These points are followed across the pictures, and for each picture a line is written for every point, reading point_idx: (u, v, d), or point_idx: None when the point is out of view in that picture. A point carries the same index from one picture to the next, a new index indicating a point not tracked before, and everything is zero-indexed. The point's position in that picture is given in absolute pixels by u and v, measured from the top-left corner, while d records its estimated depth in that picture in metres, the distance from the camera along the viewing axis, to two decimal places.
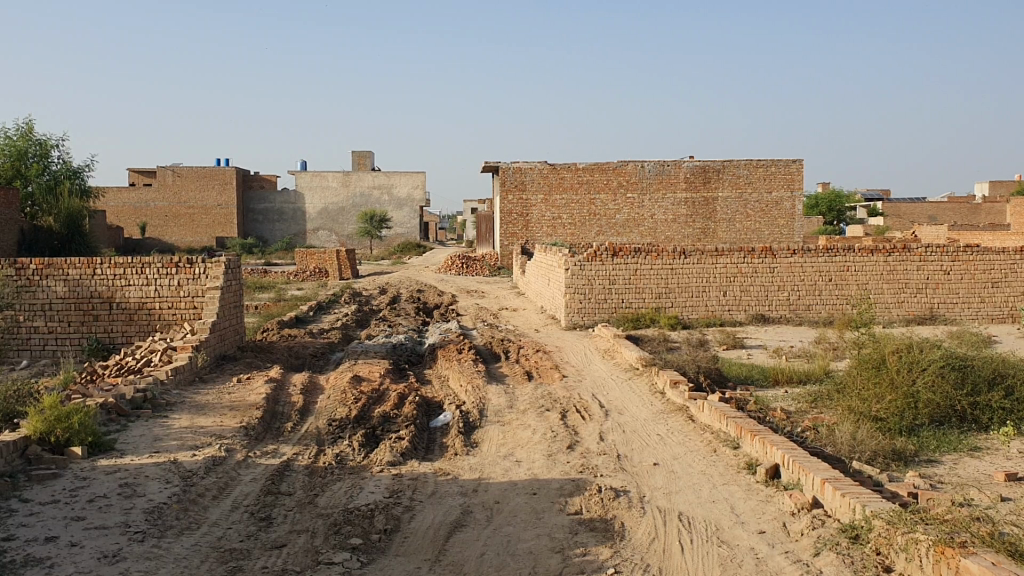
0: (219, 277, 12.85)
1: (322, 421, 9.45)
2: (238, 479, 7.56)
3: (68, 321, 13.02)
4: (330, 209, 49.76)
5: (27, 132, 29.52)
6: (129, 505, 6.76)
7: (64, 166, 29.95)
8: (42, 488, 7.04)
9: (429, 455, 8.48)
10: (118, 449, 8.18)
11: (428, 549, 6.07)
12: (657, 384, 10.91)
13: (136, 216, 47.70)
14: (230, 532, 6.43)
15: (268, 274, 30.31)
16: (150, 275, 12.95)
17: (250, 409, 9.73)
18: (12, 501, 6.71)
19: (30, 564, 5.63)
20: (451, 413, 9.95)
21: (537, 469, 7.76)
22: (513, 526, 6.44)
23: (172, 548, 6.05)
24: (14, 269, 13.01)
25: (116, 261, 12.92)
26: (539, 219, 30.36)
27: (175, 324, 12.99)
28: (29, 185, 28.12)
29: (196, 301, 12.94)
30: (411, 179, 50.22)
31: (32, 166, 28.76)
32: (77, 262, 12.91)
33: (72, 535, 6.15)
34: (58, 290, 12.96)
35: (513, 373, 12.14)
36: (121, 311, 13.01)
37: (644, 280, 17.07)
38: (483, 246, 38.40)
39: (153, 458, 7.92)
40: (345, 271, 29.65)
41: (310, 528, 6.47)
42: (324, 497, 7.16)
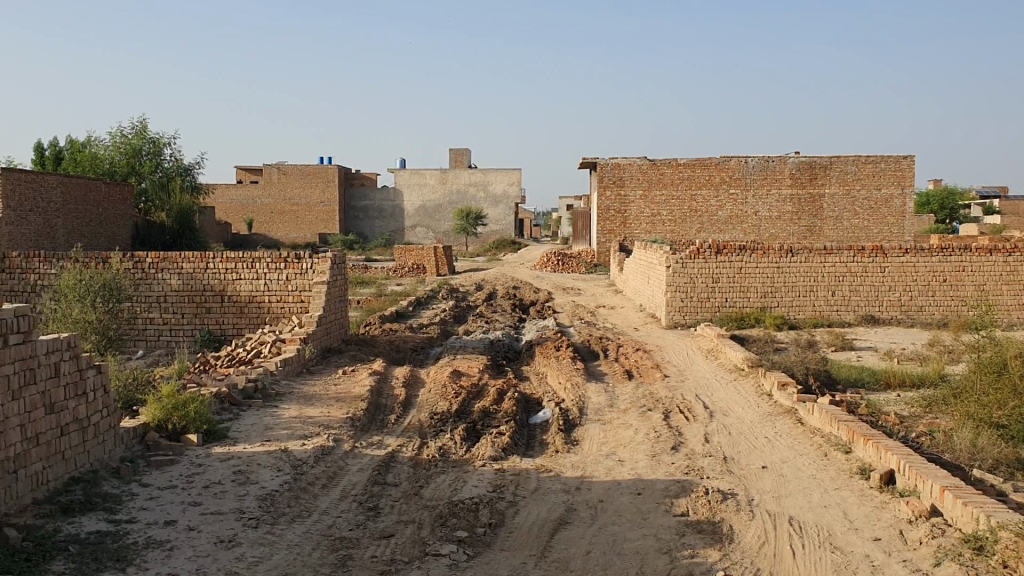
0: (325, 272, 13.16)
1: (424, 414, 9.57)
2: (346, 469, 7.73)
3: (182, 312, 13.49)
4: (428, 207, 50.46)
5: (142, 131, 30.70)
6: (243, 491, 6.99)
7: (175, 163, 31.02)
8: (160, 474, 7.40)
9: (530, 452, 8.47)
10: (230, 437, 8.46)
11: (534, 544, 6.08)
12: (763, 385, 10.69)
13: (243, 212, 49.23)
14: (340, 520, 6.56)
15: (368, 269, 30.88)
16: (259, 270, 13.35)
17: (354, 401, 9.93)
18: (133, 486, 7.11)
19: (152, 547, 5.91)
20: (551, 410, 9.92)
21: (641, 469, 7.68)
22: (618, 525, 6.39)
23: (285, 535, 6.23)
24: (130, 262, 13.52)
25: (227, 255, 13.34)
26: (638, 216, 30.11)
27: (283, 317, 13.35)
28: (143, 182, 29.24)
29: (304, 295, 13.30)
30: (509, 176, 50.51)
31: (146, 163, 29.90)
32: (191, 256, 13.37)
33: (191, 520, 6.41)
34: (173, 283, 13.44)
35: (613, 372, 12.07)
36: (232, 303, 13.41)
37: (749, 279, 16.74)
38: (579, 243, 38.35)
39: (265, 446, 8.16)
40: (442, 267, 30.07)
41: (416, 519, 6.56)
42: (429, 489, 7.24)
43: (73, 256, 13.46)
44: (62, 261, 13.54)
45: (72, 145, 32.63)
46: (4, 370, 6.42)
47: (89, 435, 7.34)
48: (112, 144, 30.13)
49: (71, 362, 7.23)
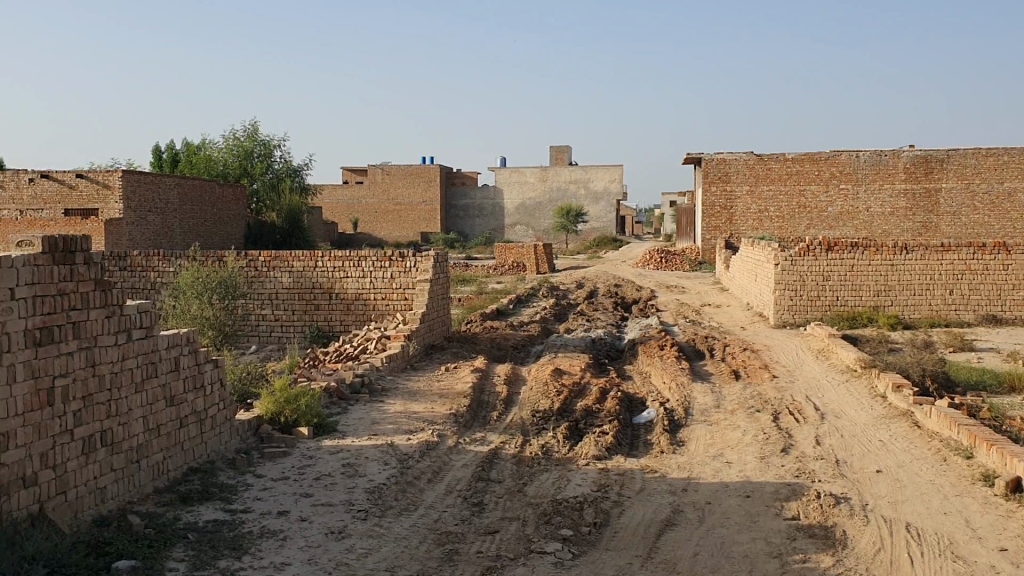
0: (429, 270, 13.35)
1: (527, 412, 9.60)
2: (451, 464, 7.81)
3: (292, 309, 13.87)
4: (528, 205, 50.63)
5: (254, 134, 31.69)
6: (352, 484, 7.14)
7: (285, 165, 31.90)
8: (273, 466, 7.63)
9: (635, 452, 8.39)
10: (339, 431, 8.66)
11: (639, 545, 6.02)
12: (877, 387, 10.34)
13: (348, 212, 50.35)
14: (446, 515, 6.63)
15: (470, 267, 31.18)
16: (366, 268, 13.60)
17: (458, 397, 10.03)
18: (248, 476, 7.36)
19: (266, 536, 6.09)
20: (655, 410, 9.81)
21: (749, 472, 7.53)
22: (726, 528, 6.27)
23: (393, 527, 6.34)
24: (244, 261, 13.96)
25: (335, 254, 13.64)
26: (744, 213, 29.53)
27: (388, 314, 13.60)
28: (254, 184, 30.20)
29: (408, 293, 13.51)
30: (610, 173, 50.16)
31: (257, 165, 30.87)
32: (301, 255, 13.73)
33: (302, 510, 6.59)
34: (284, 281, 13.83)
35: (719, 372, 11.86)
36: (340, 301, 13.71)
37: (861, 277, 16.23)
38: (682, 240, 37.88)
39: (372, 441, 8.31)
40: (543, 266, 30.12)
41: (521, 516, 6.58)
42: (532, 486, 7.26)
43: (190, 254, 13.98)
44: (180, 259, 14.10)
45: (188, 148, 33.94)
46: (128, 364, 6.71)
47: (206, 427, 7.64)
48: (226, 147, 31.20)
49: (190, 357, 7.51)
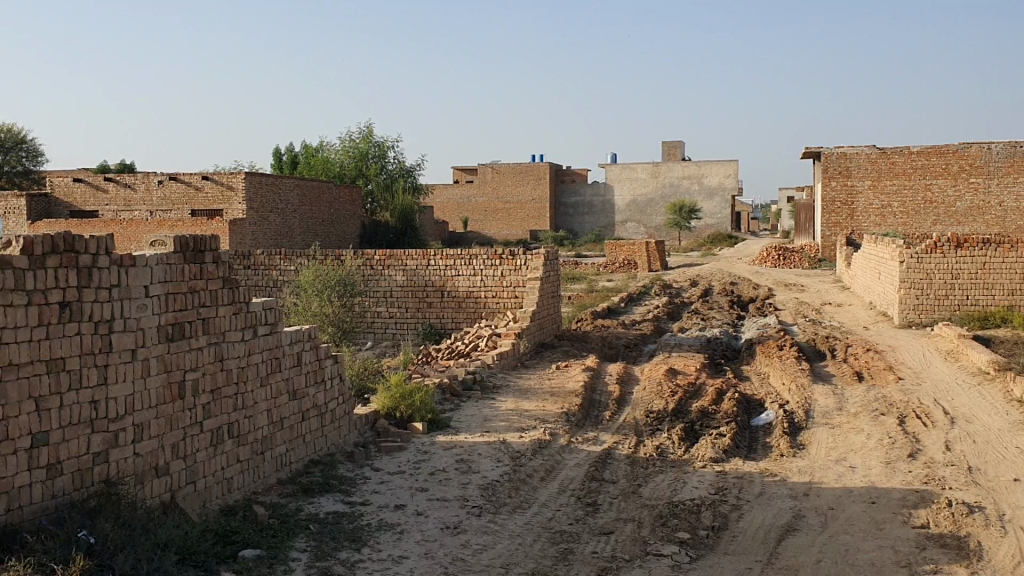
0: (539, 268, 13.40)
1: (640, 412, 9.50)
2: (564, 463, 7.79)
3: (405, 307, 14.12)
4: (640, 202, 50.17)
5: (369, 135, 32.38)
6: (466, 480, 7.21)
7: (399, 166, 32.47)
8: (390, 459, 7.78)
9: (752, 455, 8.21)
10: (452, 426, 8.77)
11: (759, 550, 5.87)
12: (1014, 391, 9.81)
13: (459, 211, 50.94)
14: (560, 514, 6.62)
15: (580, 265, 31.10)
16: (477, 266, 13.71)
17: (570, 396, 10.01)
18: (366, 470, 7.52)
19: (383, 529, 6.21)
20: (773, 412, 9.57)
21: (875, 477, 7.26)
22: (851, 535, 6.06)
23: (507, 524, 6.36)
24: (360, 260, 14.28)
25: (447, 253, 13.80)
26: (866, 208, 28.52)
27: (499, 312, 13.69)
28: (369, 184, 30.94)
29: (518, 291, 13.57)
30: (724, 168, 49.01)
31: (372, 166, 31.53)
32: (414, 254, 13.95)
33: (418, 505, 6.69)
34: (398, 279, 14.09)
35: (840, 373, 11.48)
36: (452, 298, 13.87)
37: (994, 275, 15.46)
38: (800, 237, 36.87)
39: (485, 437, 8.37)
40: (655, 263, 29.78)
41: (636, 517, 6.51)
42: (647, 488, 7.17)
43: (309, 252, 14.39)
44: (300, 258, 14.54)
45: (307, 150, 34.94)
46: (253, 359, 6.94)
47: (327, 420, 7.86)
48: (342, 149, 32.00)
49: (311, 352, 7.72)
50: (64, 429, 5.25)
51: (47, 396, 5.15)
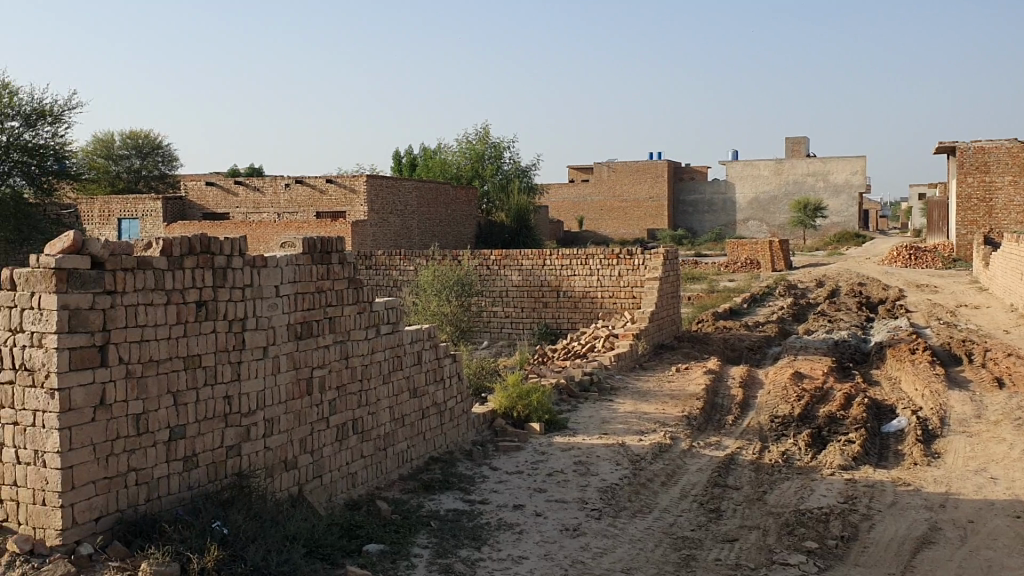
0: (658, 268, 13.22)
1: (764, 417, 9.27)
2: (685, 468, 7.66)
3: (521, 307, 14.17)
4: (762, 200, 48.98)
5: (485, 137, 32.74)
6: (585, 482, 7.17)
7: (515, 166, 32.68)
8: (508, 459, 7.82)
9: (884, 463, 7.88)
10: (570, 428, 8.74)
11: (893, 563, 5.63)
12: None
13: (575, 210, 50.87)
14: (681, 520, 6.50)
15: (699, 265, 30.61)
16: (594, 266, 13.64)
17: (691, 399, 9.85)
18: (485, 468, 7.57)
19: (503, 529, 6.24)
20: (906, 419, 9.16)
21: (1019, 490, 6.86)
22: (993, 550, 5.74)
23: (627, 528, 6.29)
24: (477, 260, 14.41)
25: (563, 252, 13.78)
26: (1005, 205, 27.06)
27: (615, 313, 13.60)
28: (485, 185, 31.30)
29: (636, 291, 13.45)
30: (851, 164, 47.34)
31: (489, 166, 31.85)
32: (530, 254, 13.99)
33: (537, 505, 6.69)
34: (514, 278, 14.16)
35: (979, 379, 10.91)
36: (568, 298, 13.85)
37: None
38: (932, 235, 35.28)
39: (603, 439, 8.32)
40: (779, 263, 29.03)
41: (761, 525, 6.34)
42: (772, 495, 6.97)
43: (428, 252, 14.63)
44: (418, 258, 14.82)
45: (425, 152, 35.60)
46: (376, 358, 7.08)
47: (446, 419, 7.97)
48: (459, 150, 32.45)
49: (431, 351, 7.82)
50: (199, 423, 5.46)
51: (185, 390, 5.37)
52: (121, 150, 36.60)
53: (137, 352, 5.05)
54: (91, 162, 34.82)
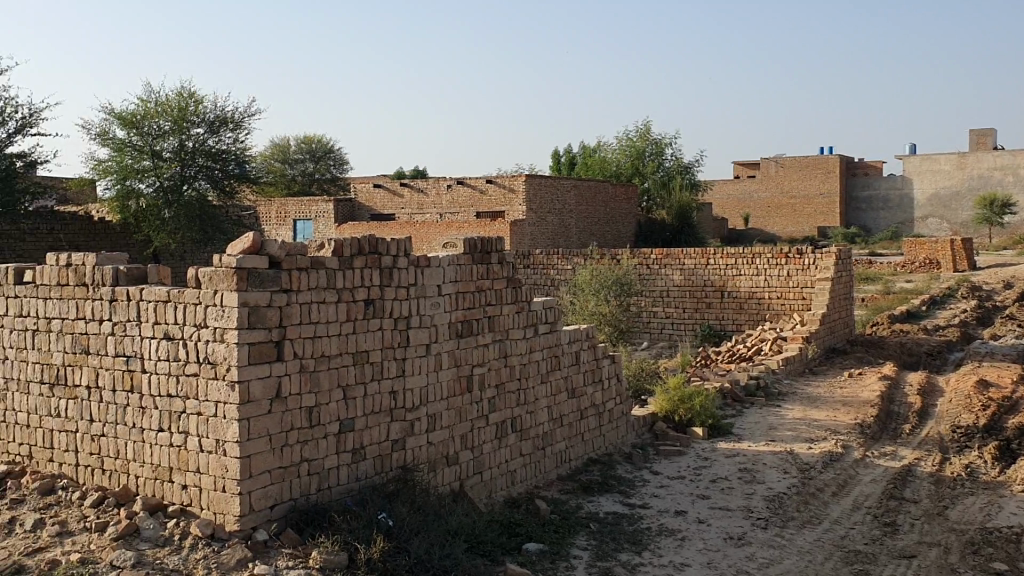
0: (829, 268, 12.71)
1: (946, 427, 8.69)
2: (858, 479, 7.27)
3: (683, 307, 13.89)
4: (944, 196, 45.52)
5: (646, 133, 32.37)
6: (750, 490, 6.92)
7: (677, 163, 32.11)
8: (670, 463, 7.65)
9: None
10: (735, 433, 8.48)
11: None
12: None
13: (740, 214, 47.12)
14: (854, 533, 6.17)
15: (874, 265, 29.12)
16: (760, 265, 13.20)
17: (864, 407, 9.35)
18: (645, 472, 7.44)
19: (665, 534, 6.10)
20: None
21: None
22: None
23: (795, 539, 6.02)
24: (637, 260, 14.23)
25: (728, 251, 13.41)
26: None
27: (784, 315, 13.12)
28: (645, 182, 31.01)
29: (806, 292, 12.93)
30: None
31: (650, 164, 31.51)
32: (693, 253, 13.71)
33: (700, 512, 6.51)
34: (676, 278, 13.91)
35: None
36: (733, 299, 13.47)
37: None
38: None
39: (769, 447, 8.02)
40: (962, 263, 27.31)
41: (942, 542, 5.92)
42: (954, 510, 6.51)
43: (588, 252, 14.57)
44: (577, 257, 14.81)
45: (585, 151, 35.57)
46: (535, 357, 7.09)
47: (605, 420, 7.90)
48: (620, 148, 32.29)
49: (590, 352, 7.75)
50: (367, 417, 5.62)
51: (353, 385, 5.53)
52: (296, 154, 38.56)
53: (310, 347, 5.24)
54: (268, 164, 36.85)
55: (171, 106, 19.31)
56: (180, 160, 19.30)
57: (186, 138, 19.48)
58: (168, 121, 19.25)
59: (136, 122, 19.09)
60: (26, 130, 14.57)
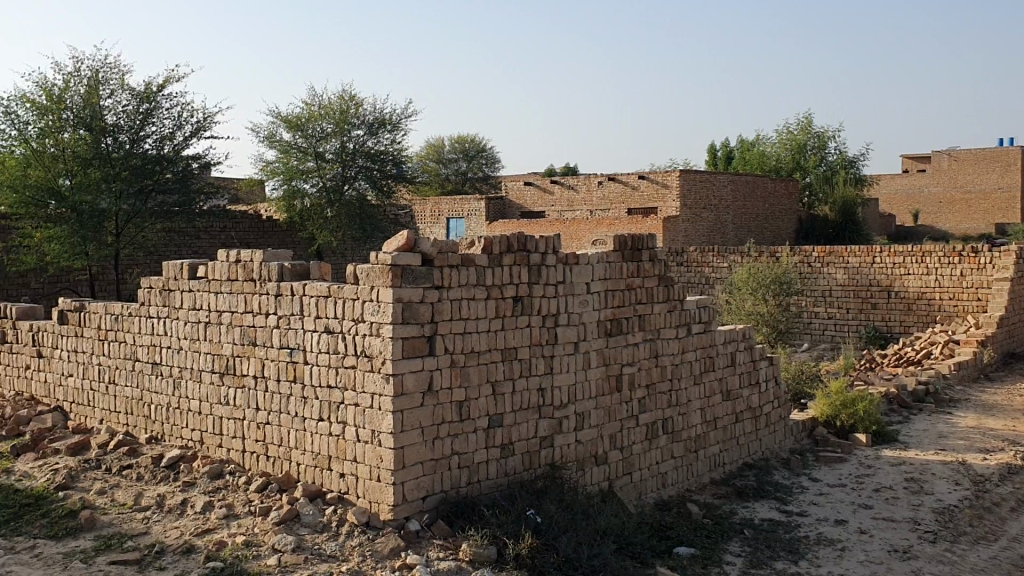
0: (1008, 267, 11.83)
1: None
2: None
3: (847, 307, 13.29)
4: None
5: (808, 126, 31.19)
6: (917, 501, 6.53)
7: (840, 157, 30.75)
8: (830, 471, 7.32)
9: None
10: (901, 441, 8.03)
11: None
12: None
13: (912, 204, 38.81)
14: None
15: None
16: (931, 264, 12.49)
17: None
18: (803, 479, 7.15)
19: (823, 544, 5.83)
20: None
21: None
22: None
23: (968, 556, 5.63)
24: (798, 258, 13.72)
25: (895, 249, 12.76)
26: None
27: (957, 317, 12.34)
28: (807, 176, 29.91)
29: (981, 292, 12.12)
30: None
31: (811, 157, 30.35)
32: (857, 251, 13.11)
33: (861, 522, 6.19)
34: (839, 277, 13.33)
35: None
36: (900, 299, 12.79)
37: None
38: None
39: (940, 456, 7.54)
40: None
41: None
42: None
43: (745, 250, 14.16)
44: (732, 255, 14.43)
45: (742, 145, 34.62)
46: (687, 357, 6.93)
47: (761, 424, 7.64)
48: (779, 142, 31.28)
49: (746, 353, 7.50)
50: (515, 413, 5.64)
51: (503, 381, 5.56)
52: (450, 154, 39.40)
53: (460, 343, 5.30)
54: (424, 164, 37.83)
55: (333, 109, 20.12)
56: (342, 161, 20.05)
57: (346, 140, 20.21)
58: (331, 123, 20.07)
59: (302, 124, 20.00)
60: (201, 134, 15.45)
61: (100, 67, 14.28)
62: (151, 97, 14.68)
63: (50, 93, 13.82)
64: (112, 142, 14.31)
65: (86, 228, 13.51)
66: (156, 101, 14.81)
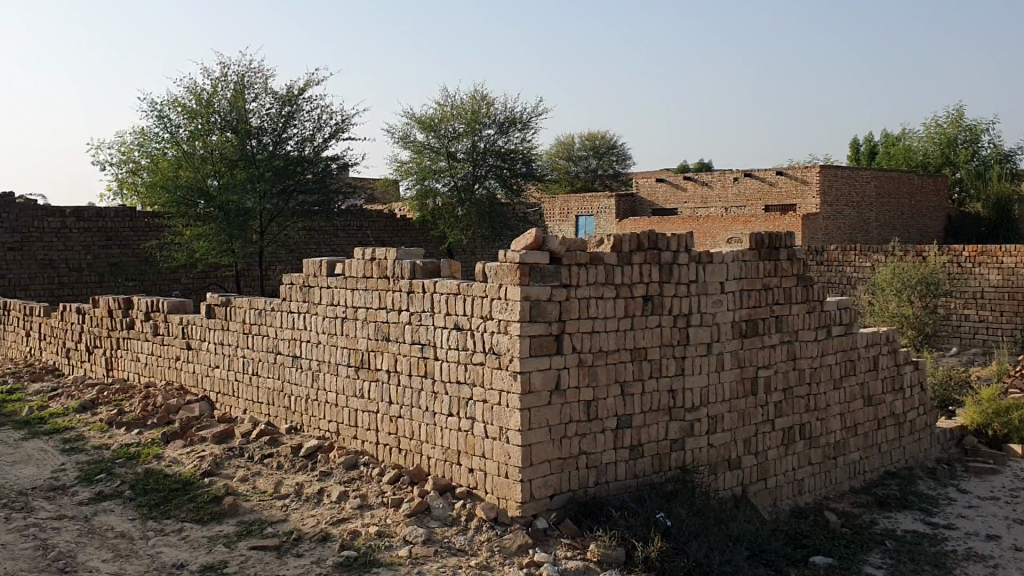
0: None
1: None
2: None
3: (1001, 310, 12.54)
4: None
5: (959, 118, 29.58)
6: None
7: (995, 150, 29.03)
8: (981, 482, 6.92)
9: None
10: None
11: None
12: None
13: None
14: None
15: None
16: None
17: None
18: (951, 490, 6.79)
19: (973, 560, 5.51)
20: None
21: None
22: None
23: None
24: (947, 257, 13.03)
25: None
26: None
27: None
28: (957, 172, 28.40)
29: None
30: None
31: (962, 152, 28.77)
32: (1013, 250, 12.34)
33: (1016, 539, 5.82)
34: (992, 278, 12.59)
35: None
36: None
37: None
38: None
39: None
40: None
41: None
42: None
43: (889, 249, 13.56)
44: (876, 254, 13.84)
45: (886, 139, 33.18)
46: (827, 360, 6.67)
47: (906, 431, 7.29)
48: (927, 136, 29.84)
49: (890, 357, 7.17)
50: (645, 414, 5.57)
51: (632, 382, 5.50)
52: (581, 151, 39.38)
53: (589, 342, 5.27)
54: (554, 162, 37.95)
55: (465, 109, 20.37)
56: (473, 160, 20.28)
57: (478, 139, 20.41)
58: (462, 123, 20.30)
59: (434, 125, 20.36)
60: (339, 135, 15.95)
61: (245, 72, 14.93)
62: (293, 99, 15.21)
63: (200, 97, 14.56)
64: (256, 143, 14.89)
65: (233, 226, 14.30)
66: (297, 103, 15.34)
